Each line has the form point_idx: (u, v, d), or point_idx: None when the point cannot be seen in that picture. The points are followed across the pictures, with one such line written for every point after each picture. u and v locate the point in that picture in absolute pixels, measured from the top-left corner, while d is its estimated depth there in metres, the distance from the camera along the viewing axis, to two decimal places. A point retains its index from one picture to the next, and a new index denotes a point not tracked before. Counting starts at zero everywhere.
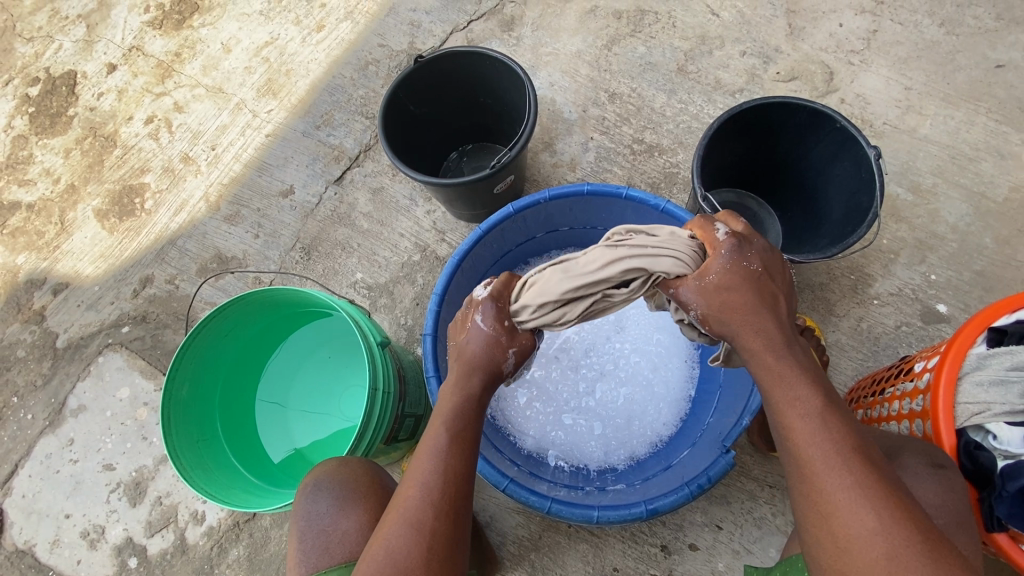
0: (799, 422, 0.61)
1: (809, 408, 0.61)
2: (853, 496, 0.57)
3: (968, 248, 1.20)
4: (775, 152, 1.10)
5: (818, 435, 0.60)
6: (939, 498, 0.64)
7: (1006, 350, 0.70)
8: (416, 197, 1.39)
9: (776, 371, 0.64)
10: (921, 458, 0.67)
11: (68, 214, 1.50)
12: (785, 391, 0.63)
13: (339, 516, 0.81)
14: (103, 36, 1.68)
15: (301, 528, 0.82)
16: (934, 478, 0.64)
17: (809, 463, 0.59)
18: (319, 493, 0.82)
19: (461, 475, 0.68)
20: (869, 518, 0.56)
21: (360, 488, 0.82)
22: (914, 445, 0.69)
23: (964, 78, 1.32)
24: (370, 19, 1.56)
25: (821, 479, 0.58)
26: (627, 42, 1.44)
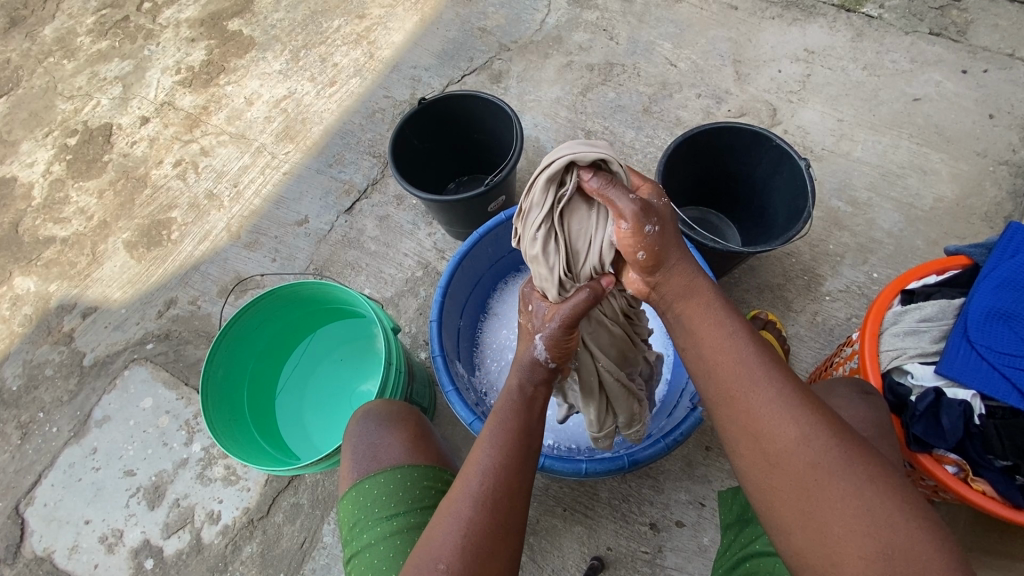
0: (726, 346, 0.67)
1: (733, 331, 0.68)
2: (778, 411, 0.62)
3: (903, 250, 1.38)
4: (728, 170, 1.29)
5: (747, 359, 0.66)
6: (869, 413, 0.75)
7: (915, 306, 0.85)
8: (419, 221, 1.56)
9: (704, 306, 0.71)
10: (853, 386, 0.79)
11: (99, 247, 1.65)
12: (711, 325, 0.70)
13: (385, 432, 0.87)
14: (138, 94, 1.90)
15: (352, 444, 0.88)
16: (862, 400, 0.77)
17: (734, 386, 0.65)
18: (367, 416, 0.90)
19: (513, 471, 0.69)
20: (795, 428, 0.61)
21: (398, 413, 0.91)
22: (846, 380, 0.82)
23: (887, 111, 1.55)
24: (376, 75, 1.79)
25: (749, 398, 0.64)
26: (600, 89, 1.67)
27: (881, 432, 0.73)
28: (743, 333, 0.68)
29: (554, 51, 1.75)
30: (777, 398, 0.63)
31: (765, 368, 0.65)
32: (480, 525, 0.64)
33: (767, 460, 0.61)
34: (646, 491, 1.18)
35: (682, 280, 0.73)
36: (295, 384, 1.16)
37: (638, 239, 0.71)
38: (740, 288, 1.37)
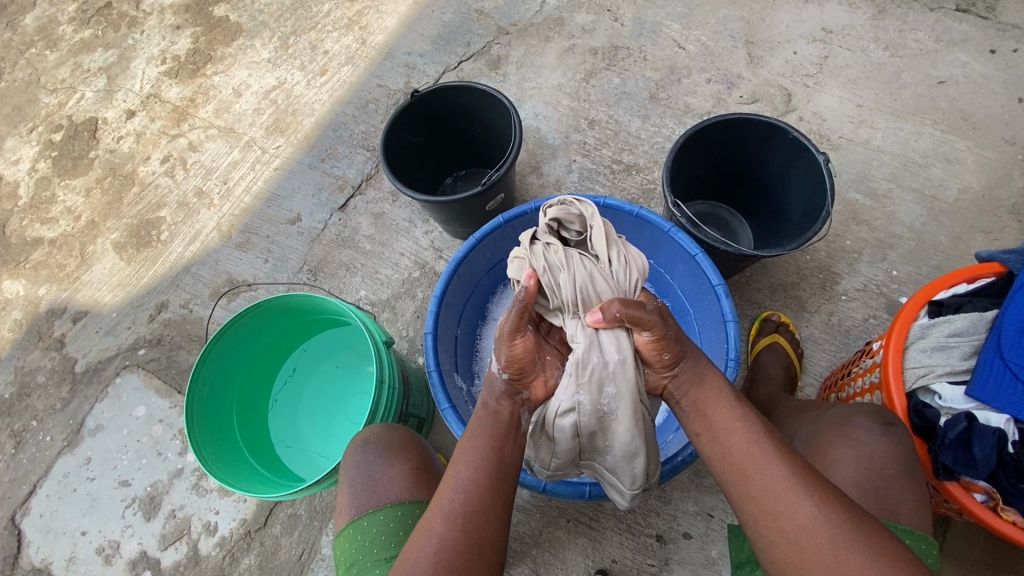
0: (736, 429, 0.71)
1: (743, 423, 0.71)
2: (793, 490, 0.64)
3: (925, 245, 1.30)
4: (740, 163, 1.22)
5: (757, 444, 0.69)
6: (890, 448, 0.72)
7: (944, 319, 0.79)
8: (415, 219, 1.50)
9: (715, 397, 0.74)
10: (874, 415, 0.75)
11: (88, 248, 1.60)
12: (723, 413, 0.73)
13: (385, 464, 0.83)
14: (123, 86, 1.83)
15: (350, 476, 0.84)
16: (883, 432, 0.73)
17: (748, 468, 0.68)
18: (367, 446, 0.85)
19: (489, 495, 0.68)
20: (814, 505, 0.62)
21: (400, 443, 0.86)
22: (867, 406, 0.77)
23: (910, 95, 1.46)
24: (368, 62, 1.71)
25: (761, 477, 0.66)
26: (603, 74, 1.59)
27: (904, 469, 0.71)
28: (751, 420, 0.71)
29: (555, 34, 1.65)
30: (789, 474, 0.65)
31: (775, 449, 0.68)
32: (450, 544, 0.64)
33: (788, 540, 0.62)
34: (652, 502, 1.15)
35: (698, 373, 0.76)
36: (289, 394, 1.12)
37: (661, 345, 0.75)
38: (752, 287, 1.31)
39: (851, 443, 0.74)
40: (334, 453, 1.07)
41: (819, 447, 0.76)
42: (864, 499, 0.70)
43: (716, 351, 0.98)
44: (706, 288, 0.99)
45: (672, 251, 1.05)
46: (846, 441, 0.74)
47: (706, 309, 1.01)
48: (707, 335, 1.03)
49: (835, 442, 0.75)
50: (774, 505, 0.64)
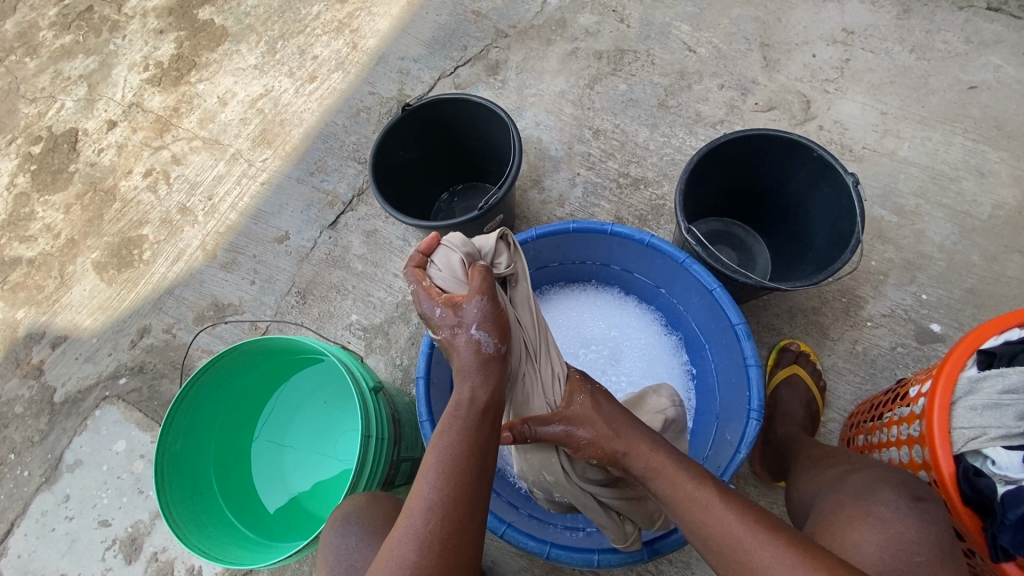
0: (711, 515, 0.68)
1: (710, 500, 0.69)
2: (786, 575, 0.60)
3: (956, 266, 1.21)
4: (758, 181, 1.13)
5: (736, 524, 0.66)
6: (922, 531, 0.68)
7: (997, 373, 0.71)
8: (410, 237, 1.41)
9: (676, 475, 0.72)
10: (902, 490, 0.72)
11: (67, 268, 1.52)
12: (702, 502, 0.69)
13: (367, 551, 0.78)
14: (104, 95, 1.72)
15: (331, 561, 0.80)
16: (914, 511, 0.70)
17: (745, 556, 0.64)
18: (350, 525, 0.80)
19: (458, 513, 0.63)
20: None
21: (387, 521, 0.81)
22: (892, 479, 0.74)
23: (939, 101, 1.36)
24: (360, 68, 1.61)
25: (756, 566, 0.63)
26: (609, 80, 1.49)
27: (937, 558, 0.66)
28: (710, 490, 0.69)
29: (557, 37, 1.55)
30: (779, 552, 0.62)
31: (753, 532, 0.65)
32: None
33: None
34: None
35: (645, 462, 0.75)
36: (272, 437, 1.10)
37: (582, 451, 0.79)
38: (770, 312, 1.22)
39: (878, 522, 0.70)
40: (321, 497, 1.06)
41: (840, 524, 0.72)
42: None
43: (737, 395, 0.94)
44: (726, 327, 0.94)
45: (687, 283, 1.00)
46: (872, 520, 0.70)
47: (725, 348, 0.96)
48: (725, 375, 0.99)
49: (859, 519, 0.71)
50: None
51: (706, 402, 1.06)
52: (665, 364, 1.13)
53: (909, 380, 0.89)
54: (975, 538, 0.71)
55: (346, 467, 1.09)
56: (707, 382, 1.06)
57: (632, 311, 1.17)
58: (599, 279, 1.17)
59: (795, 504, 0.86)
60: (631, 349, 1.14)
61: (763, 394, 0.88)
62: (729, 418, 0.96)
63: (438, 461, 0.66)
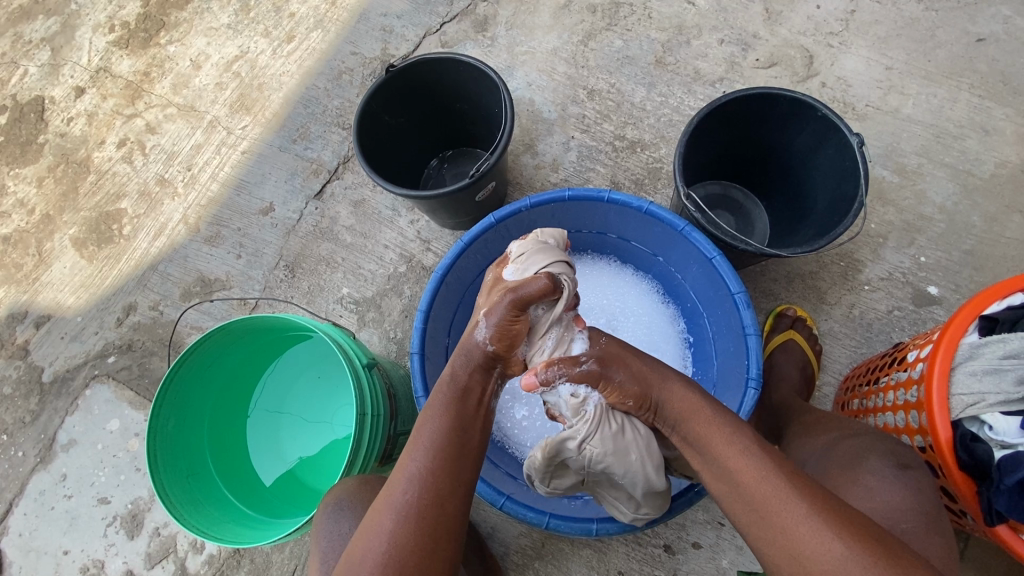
0: (741, 461, 0.67)
1: (746, 445, 0.68)
2: (810, 525, 0.60)
3: (956, 228, 1.19)
4: (759, 144, 1.09)
5: (764, 474, 0.65)
6: (905, 500, 0.70)
7: (999, 338, 0.71)
8: (399, 207, 1.37)
9: (708, 425, 0.71)
10: (889, 459, 0.74)
11: (45, 245, 1.47)
12: (728, 445, 0.69)
13: None
14: (69, 59, 1.61)
15: (324, 548, 0.81)
16: (899, 479, 0.72)
17: (766, 508, 0.63)
18: (342, 510, 0.82)
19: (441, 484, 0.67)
20: (835, 543, 0.58)
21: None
22: (879, 449, 0.76)
23: (945, 54, 1.30)
24: (340, 26, 1.52)
25: (782, 516, 0.61)
26: (603, 36, 1.41)
27: (921, 524, 0.69)
28: (749, 438, 0.69)
29: None
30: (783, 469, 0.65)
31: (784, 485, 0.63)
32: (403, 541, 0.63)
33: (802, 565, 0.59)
34: None
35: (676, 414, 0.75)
36: (268, 412, 1.10)
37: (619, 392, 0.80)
38: (767, 277, 1.21)
39: (865, 490, 0.72)
40: (318, 470, 1.07)
41: None
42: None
43: (733, 362, 0.94)
44: (724, 296, 0.92)
45: (686, 251, 0.97)
46: (856, 490, 0.72)
47: (723, 316, 0.95)
48: (724, 344, 0.98)
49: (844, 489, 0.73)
50: (793, 545, 0.60)
51: (703, 371, 1.05)
52: (664, 334, 1.11)
53: (907, 345, 0.89)
54: (967, 502, 0.73)
55: (343, 439, 1.09)
56: (704, 350, 1.06)
57: (629, 279, 1.15)
58: (594, 248, 1.14)
59: None
60: (630, 322, 1.12)
61: (762, 362, 0.88)
62: (726, 386, 0.96)
63: (433, 423, 0.72)
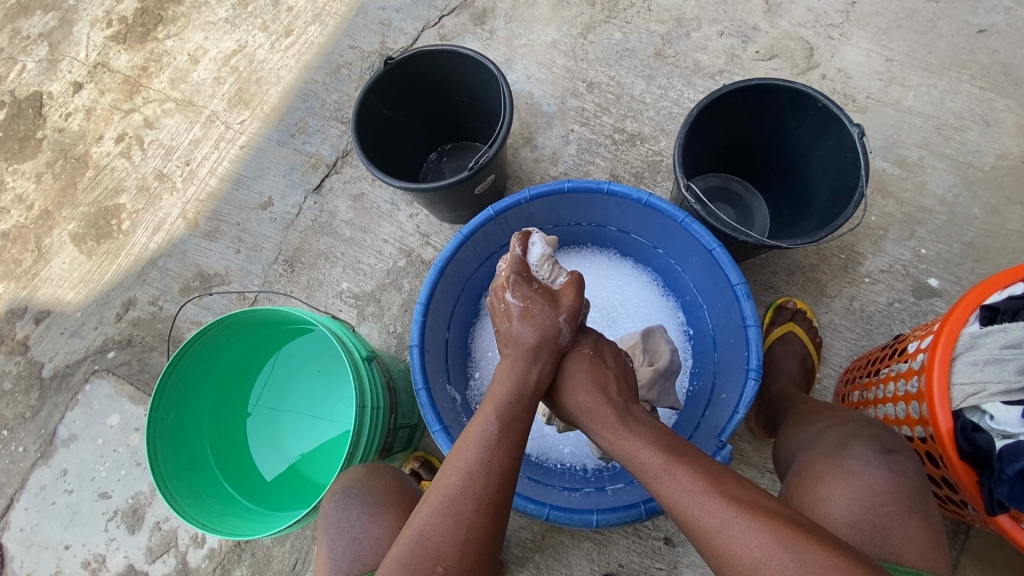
0: (668, 489, 0.66)
1: (660, 469, 0.67)
2: (730, 534, 0.60)
3: (957, 220, 1.19)
4: (758, 136, 1.09)
5: (684, 492, 0.64)
6: (891, 483, 0.70)
7: (999, 329, 0.71)
8: (398, 201, 1.36)
9: (629, 451, 0.71)
10: (873, 444, 0.74)
11: (44, 241, 1.46)
12: (649, 462, 0.68)
13: (370, 524, 0.81)
14: (67, 54, 1.60)
15: (332, 535, 0.82)
16: (882, 464, 0.72)
17: (696, 524, 0.63)
18: (350, 497, 0.83)
19: (500, 479, 0.68)
20: (749, 547, 0.59)
21: (385, 495, 0.84)
22: (863, 434, 0.76)
23: (946, 46, 1.30)
24: (338, 20, 1.51)
25: (707, 532, 0.62)
26: (603, 29, 1.41)
27: (906, 507, 0.69)
28: (661, 462, 0.67)
29: None
30: (697, 487, 0.64)
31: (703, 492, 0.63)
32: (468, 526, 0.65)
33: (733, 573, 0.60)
34: None
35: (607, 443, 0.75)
36: (269, 406, 1.10)
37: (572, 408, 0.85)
38: (767, 270, 1.21)
39: (846, 475, 0.72)
40: (318, 464, 1.07)
41: (811, 477, 0.74)
42: (858, 541, 0.67)
43: (734, 355, 0.94)
44: (724, 287, 0.92)
45: (686, 243, 0.97)
46: (842, 474, 0.72)
47: (724, 308, 0.95)
48: (724, 335, 0.98)
49: (831, 475, 0.73)
50: (719, 553, 0.61)
51: (704, 364, 1.05)
52: (664, 327, 1.12)
53: (908, 336, 0.89)
54: (967, 491, 0.72)
55: (343, 433, 1.09)
56: (705, 342, 1.05)
57: (629, 272, 1.15)
58: (594, 241, 1.14)
59: (778, 463, 0.87)
60: (631, 317, 1.13)
61: (762, 353, 0.88)
62: (726, 378, 0.96)
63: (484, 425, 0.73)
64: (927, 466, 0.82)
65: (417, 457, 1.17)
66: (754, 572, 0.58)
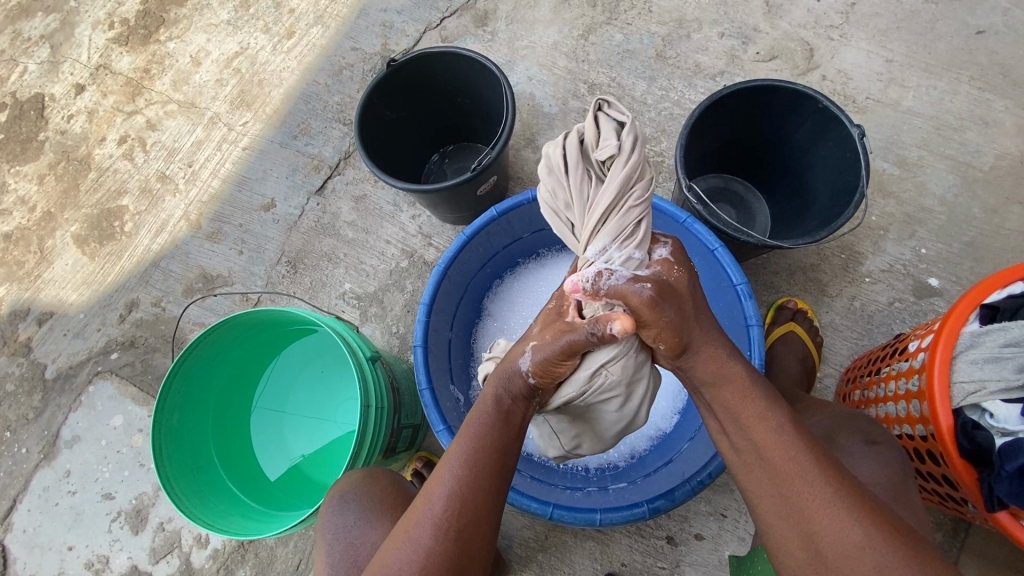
0: (773, 442, 0.65)
1: (779, 430, 0.66)
2: (831, 511, 0.60)
3: (956, 219, 1.20)
4: (760, 136, 1.10)
5: (799, 459, 0.63)
6: (875, 475, 0.73)
7: (999, 327, 0.72)
8: (400, 202, 1.37)
9: (745, 398, 0.68)
10: (858, 435, 0.77)
11: (46, 242, 1.47)
12: (752, 413, 0.67)
13: (367, 527, 0.80)
14: (69, 56, 1.61)
15: (329, 540, 0.82)
16: (868, 455, 0.75)
17: (786, 485, 0.63)
18: (347, 502, 0.82)
19: (486, 482, 0.67)
20: (856, 528, 0.59)
21: (384, 498, 0.83)
22: (852, 426, 0.80)
23: (945, 47, 1.30)
24: (340, 22, 1.52)
25: (807, 501, 0.61)
26: (604, 30, 1.41)
27: (887, 497, 0.70)
28: (785, 427, 0.66)
29: None
30: (807, 462, 0.63)
31: (818, 468, 0.62)
32: (447, 529, 0.63)
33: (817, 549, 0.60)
34: None
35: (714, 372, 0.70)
36: (273, 407, 1.10)
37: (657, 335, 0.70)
38: (768, 270, 1.21)
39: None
40: (323, 464, 1.08)
41: None
42: None
43: None
44: (726, 287, 0.93)
45: (688, 244, 0.98)
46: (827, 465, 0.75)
47: (726, 308, 0.96)
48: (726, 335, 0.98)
49: None
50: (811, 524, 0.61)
51: None
52: None
53: (909, 335, 0.89)
54: (966, 488, 0.73)
55: (347, 434, 1.09)
56: None
57: None
58: None
59: None
60: None
61: (764, 352, 0.88)
62: None
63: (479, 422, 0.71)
64: (927, 463, 0.83)
65: (420, 457, 1.17)
66: (852, 550, 0.58)
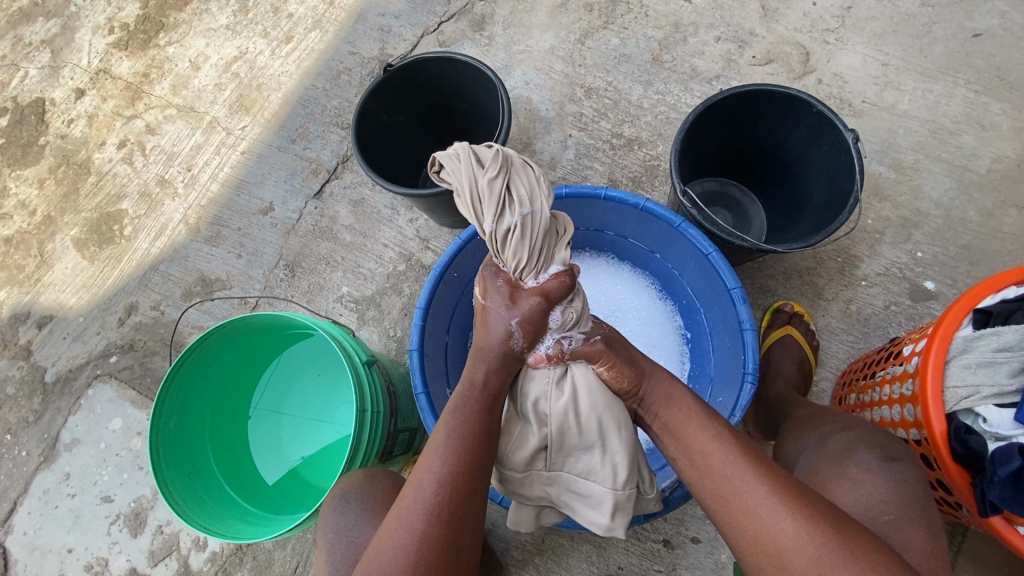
0: (716, 448, 0.69)
1: (720, 436, 0.70)
2: (770, 508, 0.62)
3: (952, 222, 1.20)
4: (756, 140, 1.10)
5: (735, 462, 0.66)
6: (892, 492, 0.70)
7: (992, 332, 0.72)
8: (398, 205, 1.38)
9: (690, 414, 0.73)
10: (877, 452, 0.75)
11: (47, 246, 1.48)
12: (689, 421, 0.73)
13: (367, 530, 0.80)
14: (69, 61, 1.62)
15: (329, 540, 0.81)
16: (885, 472, 0.72)
17: (725, 490, 0.66)
18: (348, 502, 0.83)
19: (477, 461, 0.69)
20: (792, 522, 0.61)
21: (382, 499, 0.83)
22: (865, 441, 0.77)
23: (941, 50, 1.31)
24: (339, 26, 1.52)
25: (744, 498, 0.64)
26: (600, 34, 1.42)
27: (907, 515, 0.68)
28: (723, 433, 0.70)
29: None
30: (743, 464, 0.66)
31: (752, 467, 0.66)
32: (425, 536, 0.64)
33: (768, 551, 0.61)
34: None
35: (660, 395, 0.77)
36: (271, 410, 1.11)
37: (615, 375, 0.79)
38: (765, 274, 1.21)
39: (850, 483, 0.72)
40: (320, 467, 1.08)
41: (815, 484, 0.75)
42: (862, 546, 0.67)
43: (731, 358, 0.95)
44: (721, 292, 0.93)
45: (683, 248, 0.98)
46: (844, 481, 0.73)
47: (720, 312, 0.96)
48: (720, 339, 0.98)
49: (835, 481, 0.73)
50: (755, 525, 0.62)
51: (700, 367, 1.06)
52: (663, 330, 1.12)
53: (903, 339, 0.89)
54: (961, 494, 0.73)
55: (345, 437, 1.10)
56: (702, 346, 1.06)
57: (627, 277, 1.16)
58: (592, 245, 1.15)
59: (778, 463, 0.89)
60: (633, 318, 1.13)
61: (759, 357, 0.88)
62: (723, 382, 0.97)
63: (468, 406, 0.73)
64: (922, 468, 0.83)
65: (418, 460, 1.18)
66: (791, 546, 0.60)
